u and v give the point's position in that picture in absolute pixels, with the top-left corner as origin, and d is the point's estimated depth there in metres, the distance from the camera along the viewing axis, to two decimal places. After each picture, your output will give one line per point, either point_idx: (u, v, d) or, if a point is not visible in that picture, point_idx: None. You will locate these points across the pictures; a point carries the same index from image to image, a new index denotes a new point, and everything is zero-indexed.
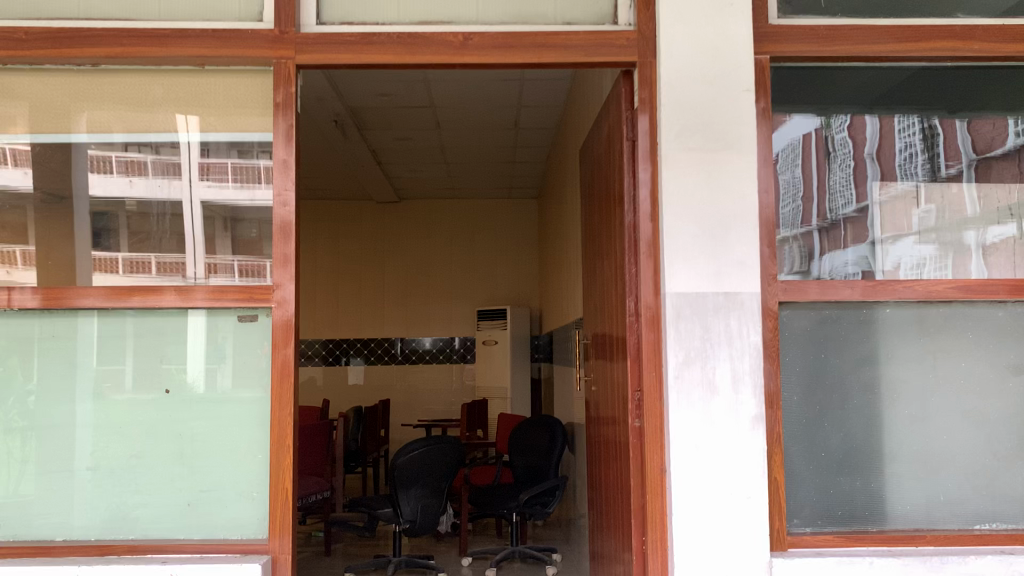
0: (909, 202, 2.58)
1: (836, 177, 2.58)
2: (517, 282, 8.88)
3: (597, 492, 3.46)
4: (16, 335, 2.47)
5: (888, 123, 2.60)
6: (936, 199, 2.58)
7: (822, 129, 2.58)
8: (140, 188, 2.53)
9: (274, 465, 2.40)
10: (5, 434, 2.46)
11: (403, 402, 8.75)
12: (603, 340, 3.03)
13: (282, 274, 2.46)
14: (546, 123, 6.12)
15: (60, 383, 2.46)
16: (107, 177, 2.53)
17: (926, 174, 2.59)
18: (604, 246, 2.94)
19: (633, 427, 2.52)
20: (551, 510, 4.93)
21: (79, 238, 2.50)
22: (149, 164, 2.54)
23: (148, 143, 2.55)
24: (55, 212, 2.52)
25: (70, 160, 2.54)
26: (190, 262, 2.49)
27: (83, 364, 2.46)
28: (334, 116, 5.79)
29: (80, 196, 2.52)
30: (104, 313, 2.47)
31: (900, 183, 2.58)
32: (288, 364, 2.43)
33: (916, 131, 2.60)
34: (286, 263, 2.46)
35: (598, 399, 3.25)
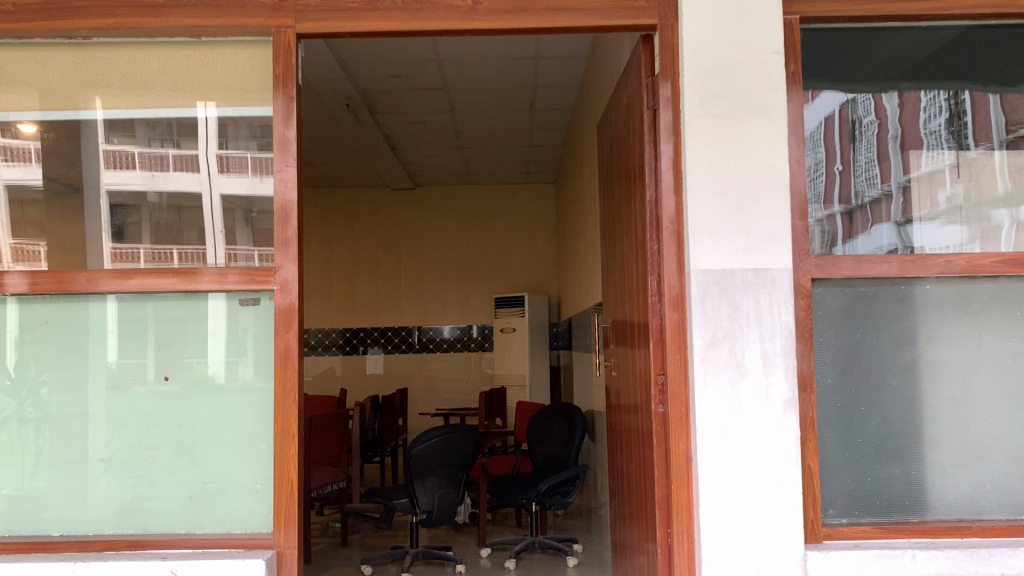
0: (934, 182, 2.41)
1: (861, 159, 2.42)
2: (535, 268, 8.74)
3: (619, 486, 3.32)
4: (26, 323, 2.37)
5: (912, 101, 2.44)
6: (964, 179, 2.42)
7: (846, 107, 2.43)
8: (163, 182, 2.42)
9: (278, 456, 2.28)
10: (16, 425, 2.35)
11: (421, 391, 8.65)
12: (624, 325, 2.88)
13: (286, 254, 2.34)
14: (563, 104, 5.96)
15: (68, 373, 2.36)
16: (129, 174, 2.42)
17: (954, 153, 2.42)
18: (623, 228, 2.81)
19: (656, 413, 2.38)
20: (571, 500, 4.81)
21: (90, 223, 2.40)
22: (170, 158, 2.43)
23: (170, 137, 2.43)
24: (65, 201, 2.42)
25: (82, 146, 2.43)
26: (211, 245, 2.38)
27: (89, 352, 2.36)
28: (346, 99, 5.67)
29: (92, 188, 2.42)
30: (122, 296, 2.37)
31: (925, 164, 2.42)
32: (292, 350, 2.31)
33: (942, 109, 2.44)
34: (289, 243, 2.34)
35: (619, 387, 3.11)
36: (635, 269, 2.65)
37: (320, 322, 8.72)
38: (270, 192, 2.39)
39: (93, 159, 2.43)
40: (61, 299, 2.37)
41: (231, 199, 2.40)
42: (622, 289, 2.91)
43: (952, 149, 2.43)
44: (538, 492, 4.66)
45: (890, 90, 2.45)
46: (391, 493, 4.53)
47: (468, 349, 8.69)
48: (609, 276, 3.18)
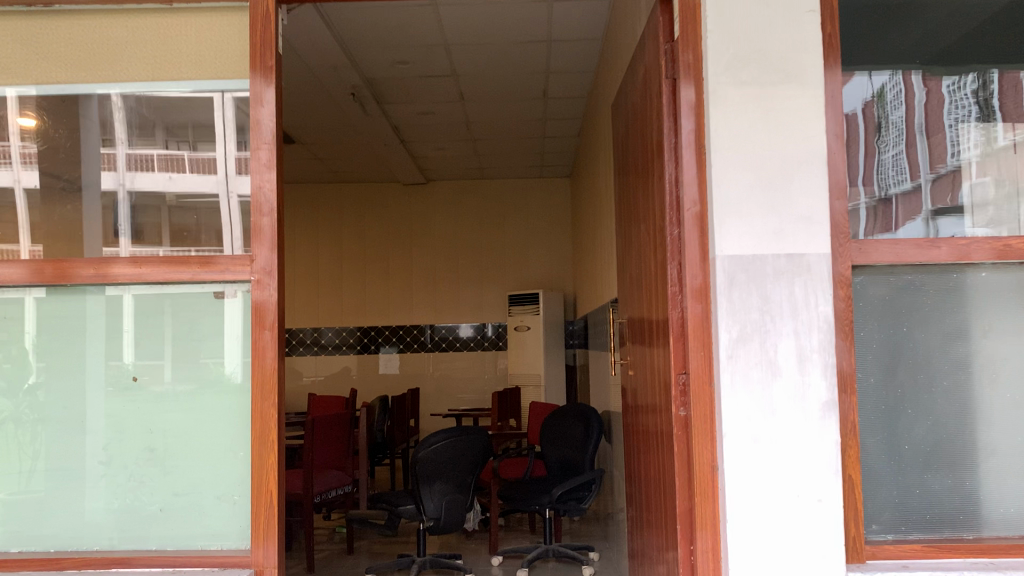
0: (958, 177, 2.13)
1: (887, 152, 2.14)
2: (550, 265, 8.51)
3: (637, 495, 3.08)
4: (22, 315, 2.17)
5: (934, 93, 2.17)
6: (990, 172, 2.13)
7: (873, 103, 2.15)
8: (181, 184, 2.19)
9: (257, 464, 2.07)
10: (15, 426, 2.14)
11: (433, 392, 8.43)
12: (642, 323, 2.65)
13: (264, 241, 2.13)
14: (577, 91, 5.72)
15: (69, 373, 2.14)
16: (148, 179, 2.20)
17: (981, 147, 2.14)
18: (640, 213, 2.56)
19: (677, 416, 2.14)
20: (586, 505, 4.57)
21: (88, 217, 2.19)
22: (186, 160, 2.20)
23: (185, 138, 2.21)
24: (63, 201, 2.20)
25: (81, 140, 2.22)
26: (227, 237, 2.15)
27: (81, 349, 2.15)
28: (351, 87, 5.45)
29: (91, 187, 2.20)
30: (140, 292, 2.15)
31: (950, 162, 2.14)
32: (270, 347, 2.09)
33: (967, 100, 2.16)
34: (267, 229, 2.13)
35: (637, 387, 2.87)
36: (652, 260, 2.41)
37: (330, 321, 8.50)
38: (246, 174, 2.17)
39: (109, 165, 2.21)
40: (51, 291, 2.16)
41: (208, 183, 2.18)
42: (639, 282, 2.66)
43: (978, 138, 2.15)
44: (552, 497, 4.40)
45: (918, 72, 2.17)
46: (397, 500, 4.30)
47: (481, 348, 8.47)
48: (626, 268, 2.93)
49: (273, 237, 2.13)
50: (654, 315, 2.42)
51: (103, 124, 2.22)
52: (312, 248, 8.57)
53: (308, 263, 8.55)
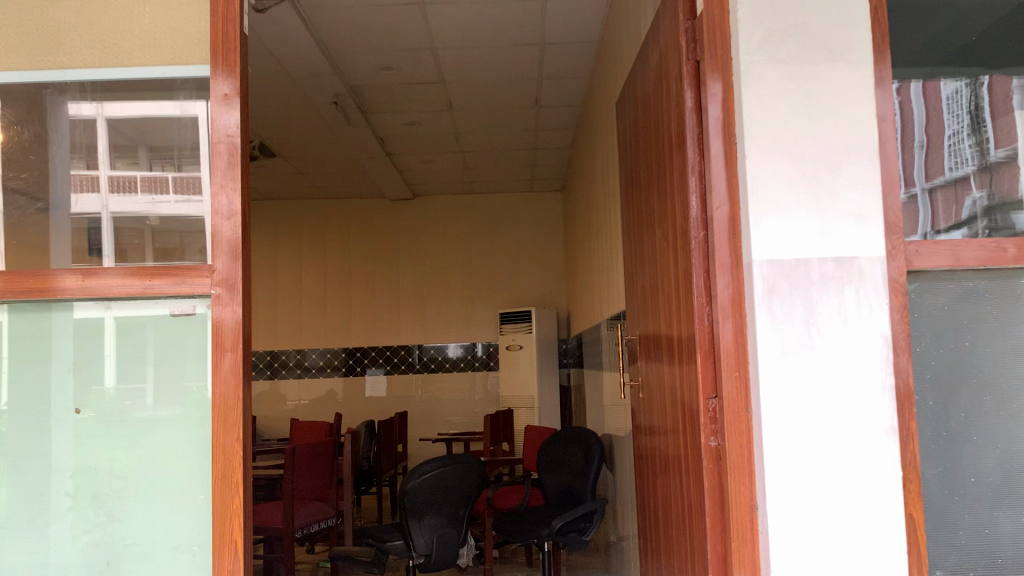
0: (955, 193, 1.79)
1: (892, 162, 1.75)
2: (542, 282, 8.24)
3: (645, 528, 2.80)
4: None
5: (932, 96, 1.81)
6: (991, 185, 1.80)
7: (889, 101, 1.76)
8: (165, 208, 1.88)
9: (218, 510, 1.76)
10: None
11: (422, 415, 8.11)
12: (655, 337, 2.38)
13: (227, 246, 1.84)
14: (571, 99, 5.49)
15: (25, 400, 1.81)
16: (132, 204, 1.89)
17: (978, 159, 1.80)
18: (654, 216, 2.28)
19: (707, 447, 1.85)
20: (588, 537, 4.25)
21: (56, 234, 1.88)
22: (170, 182, 1.88)
23: (171, 155, 1.89)
24: (27, 223, 1.89)
25: (49, 152, 1.91)
26: (200, 243, 1.86)
27: (37, 370, 1.82)
28: (334, 96, 5.19)
29: (60, 207, 1.89)
30: (121, 313, 1.85)
31: (948, 174, 1.80)
32: (234, 372, 1.81)
33: (963, 103, 1.82)
34: (227, 234, 1.85)
35: (647, 408, 2.61)
36: (670, 269, 2.12)
37: (314, 343, 8.18)
38: (203, 167, 1.88)
39: (89, 188, 1.90)
40: (12, 312, 1.84)
41: (165, 182, 1.88)
42: (651, 292, 2.39)
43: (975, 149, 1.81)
44: (550, 530, 4.07)
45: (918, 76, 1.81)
46: (385, 535, 3.98)
47: (471, 368, 8.18)
48: (634, 279, 2.66)
49: (237, 242, 1.85)
50: (673, 330, 2.13)
51: (84, 147, 1.91)
52: (294, 266, 8.26)
53: (291, 283, 8.24)
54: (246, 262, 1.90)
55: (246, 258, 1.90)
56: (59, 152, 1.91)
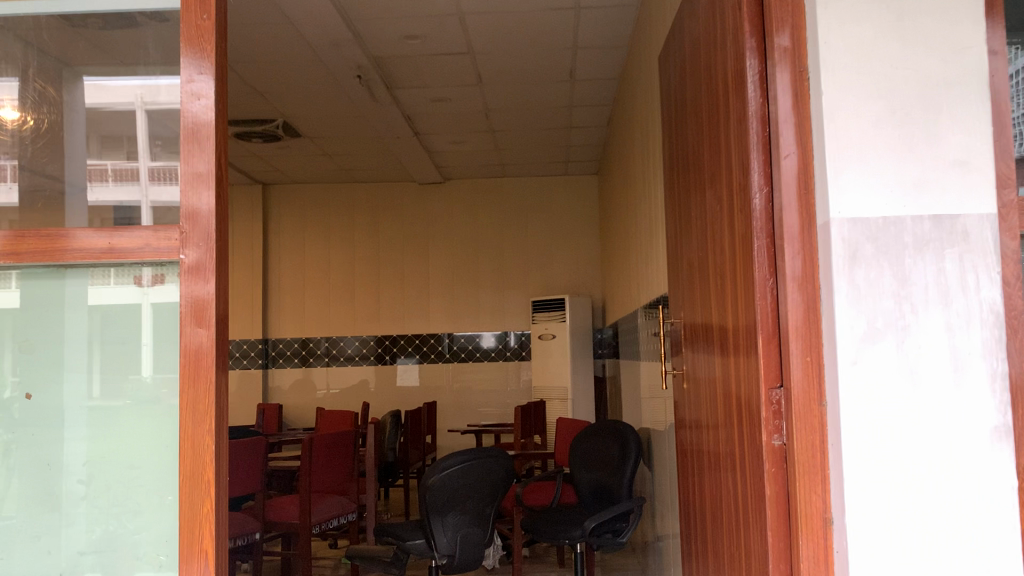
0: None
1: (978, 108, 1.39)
2: (575, 268, 7.94)
3: (685, 537, 2.49)
4: None
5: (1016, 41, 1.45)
6: None
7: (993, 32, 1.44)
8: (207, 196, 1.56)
9: (185, 513, 1.49)
10: None
11: (452, 405, 7.86)
12: (701, 321, 2.07)
13: (197, 200, 1.56)
14: (609, 72, 5.17)
15: None
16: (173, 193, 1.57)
17: None
18: (702, 178, 1.97)
19: (769, 445, 1.54)
20: (624, 539, 3.95)
21: (77, 216, 1.59)
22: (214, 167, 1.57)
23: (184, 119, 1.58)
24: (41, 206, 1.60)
25: (64, 133, 1.64)
26: (165, 196, 1.58)
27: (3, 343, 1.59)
28: (357, 68, 4.93)
29: (80, 189, 1.61)
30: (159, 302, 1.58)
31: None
32: (206, 350, 1.53)
33: None
34: (201, 187, 1.56)
35: (691, 399, 2.30)
36: (721, 237, 1.81)
37: (342, 330, 7.96)
38: (170, 109, 1.59)
39: (129, 179, 1.60)
40: (25, 279, 1.59)
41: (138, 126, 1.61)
42: (696, 268, 2.08)
43: None
44: (584, 530, 3.78)
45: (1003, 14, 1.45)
46: (406, 533, 3.71)
47: (503, 358, 7.90)
48: (677, 257, 2.35)
49: (210, 197, 1.56)
50: (724, 310, 1.82)
51: (123, 136, 1.61)
52: (322, 252, 8.04)
53: (318, 269, 8.03)
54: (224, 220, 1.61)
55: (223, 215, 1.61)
56: (100, 143, 1.62)
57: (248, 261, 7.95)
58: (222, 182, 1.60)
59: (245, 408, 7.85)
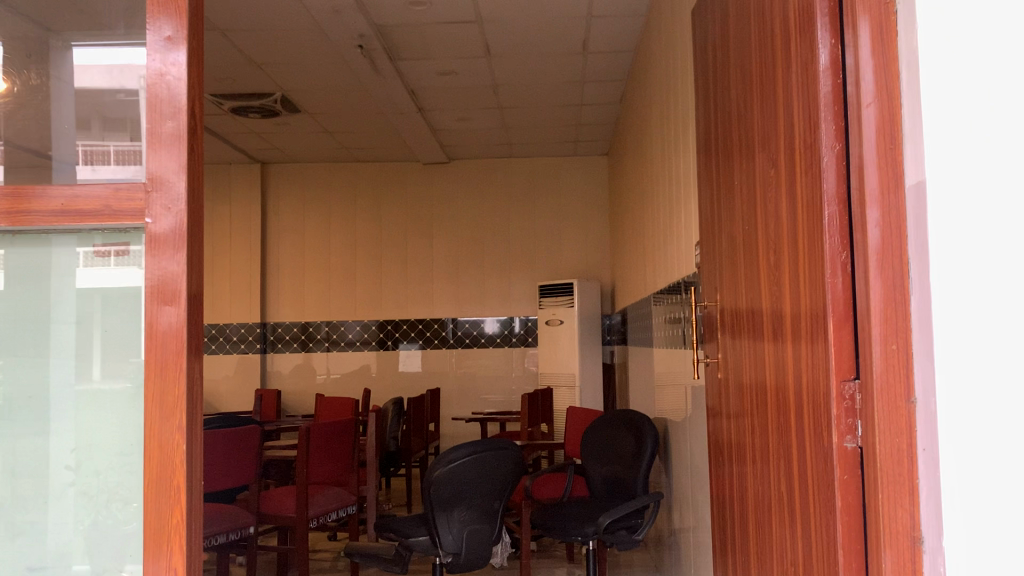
0: None
1: None
2: (584, 252, 7.70)
3: (720, 544, 2.25)
4: None
5: None
6: None
7: None
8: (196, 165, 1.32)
9: (150, 524, 1.25)
10: None
11: (456, 392, 7.64)
12: (747, 308, 1.82)
13: (164, 155, 1.32)
14: (624, 44, 4.91)
15: None
16: (156, 162, 1.32)
17: None
18: (752, 142, 1.72)
19: (842, 448, 1.30)
20: (640, 537, 3.73)
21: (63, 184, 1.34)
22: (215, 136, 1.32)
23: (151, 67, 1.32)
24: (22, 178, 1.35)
25: (52, 103, 1.38)
26: (134, 159, 1.33)
27: None
28: (358, 37, 4.66)
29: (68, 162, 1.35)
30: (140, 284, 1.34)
31: None
32: (175, 332, 1.29)
33: None
34: (169, 138, 1.32)
35: (731, 393, 2.03)
36: (776, 208, 1.56)
37: (343, 315, 7.74)
38: (134, 50, 1.35)
39: (130, 160, 1.33)
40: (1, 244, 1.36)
41: (105, 74, 1.35)
42: (741, 244, 1.83)
43: None
44: (598, 527, 3.55)
45: None
46: (409, 529, 3.50)
47: (508, 345, 7.67)
48: (716, 236, 2.10)
49: (178, 151, 1.32)
50: (778, 292, 1.57)
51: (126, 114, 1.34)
52: (322, 233, 7.80)
53: (319, 251, 7.79)
54: (198, 181, 1.37)
55: (197, 175, 1.37)
56: (100, 123, 1.35)
57: (246, 242, 7.71)
58: (195, 136, 1.36)
59: (243, 393, 7.63)
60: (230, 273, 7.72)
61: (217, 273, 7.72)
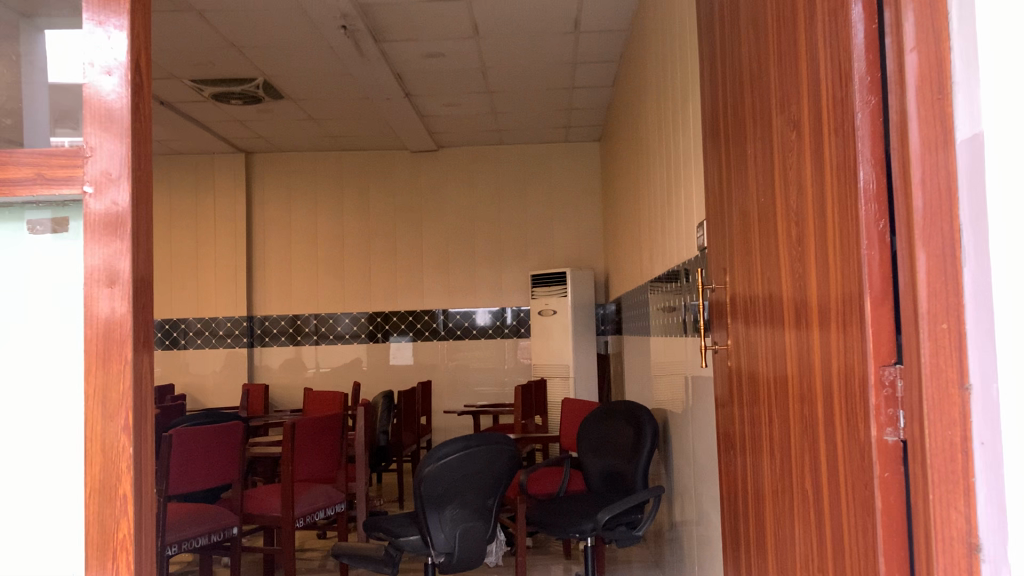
0: None
1: None
2: (577, 240, 7.55)
3: (730, 543, 2.11)
4: None
5: None
6: None
7: None
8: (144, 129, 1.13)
9: (92, 540, 1.08)
10: None
11: (448, 385, 7.49)
12: (762, 292, 1.66)
13: (105, 110, 1.12)
14: (617, 22, 4.75)
15: None
16: (105, 124, 1.12)
17: None
18: (770, 108, 1.56)
19: (884, 442, 1.14)
20: (639, 533, 3.58)
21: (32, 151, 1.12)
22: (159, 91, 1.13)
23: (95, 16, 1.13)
24: None
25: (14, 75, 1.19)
26: (87, 126, 1.12)
27: None
28: (341, 17, 4.48)
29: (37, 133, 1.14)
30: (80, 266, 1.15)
31: None
32: (117, 320, 1.11)
33: None
34: (109, 94, 1.12)
35: (744, 383, 1.87)
36: (800, 176, 1.40)
37: (332, 307, 7.57)
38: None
39: (96, 125, 1.12)
40: None
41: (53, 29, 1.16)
42: (756, 222, 1.67)
43: None
44: (596, 524, 3.39)
45: None
46: (399, 528, 3.34)
47: (501, 336, 7.52)
48: (725, 215, 1.95)
49: (119, 104, 1.12)
50: (801, 271, 1.42)
51: (83, 74, 1.13)
52: (309, 224, 7.62)
53: (306, 242, 7.61)
54: (144, 146, 1.18)
55: (144, 140, 1.18)
56: (63, 88, 1.14)
57: (231, 234, 7.53)
58: (141, 93, 1.16)
59: (230, 388, 7.46)
60: (215, 265, 7.54)
61: (202, 266, 7.55)
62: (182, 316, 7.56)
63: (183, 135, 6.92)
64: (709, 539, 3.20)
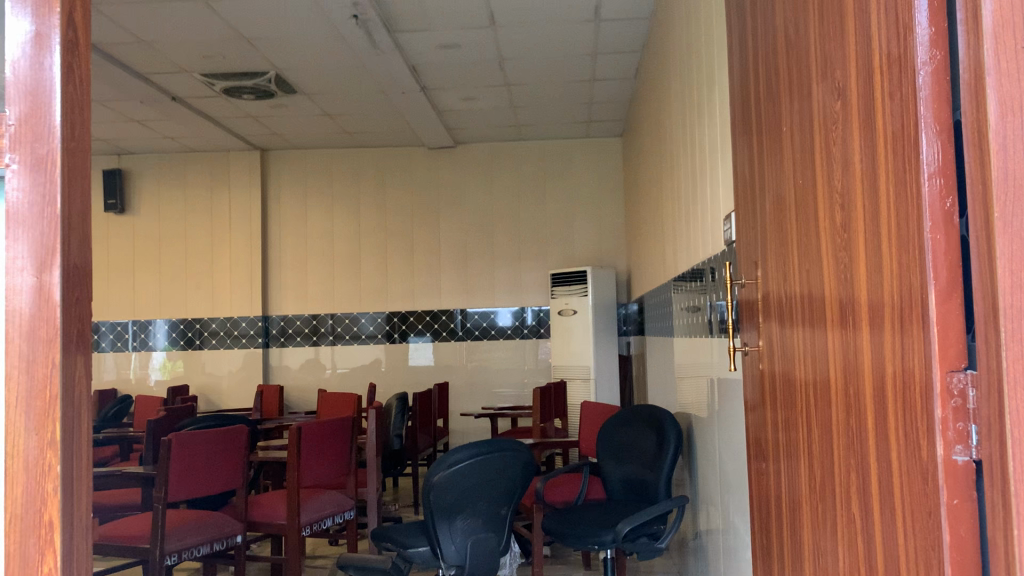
0: None
1: None
2: (598, 238, 7.35)
3: (762, 561, 1.92)
4: None
5: None
6: None
7: None
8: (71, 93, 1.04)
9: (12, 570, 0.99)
10: None
11: (466, 386, 7.33)
12: (800, 287, 1.48)
13: (31, 78, 1.04)
14: (639, 8, 4.56)
15: None
16: (35, 88, 1.04)
17: None
18: (811, 77, 1.37)
19: (953, 462, 0.95)
20: (662, 544, 3.39)
21: None
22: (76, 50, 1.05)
23: None
24: None
25: None
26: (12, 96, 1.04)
27: None
28: (352, 6, 4.33)
29: None
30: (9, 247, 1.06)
31: None
32: (41, 317, 1.02)
33: None
34: (35, 58, 1.04)
35: (777, 382, 1.68)
36: (846, 153, 1.22)
37: (348, 307, 7.43)
38: None
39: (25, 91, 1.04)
40: None
41: None
42: (793, 207, 1.49)
43: None
44: (616, 536, 3.20)
45: None
46: (408, 539, 3.18)
47: (520, 336, 7.34)
48: (758, 202, 1.76)
49: (44, 68, 1.04)
50: (848, 263, 1.23)
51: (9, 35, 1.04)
52: (325, 222, 7.49)
53: (322, 240, 7.49)
54: (82, 114, 1.09)
55: (83, 107, 1.09)
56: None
57: (246, 233, 7.42)
58: (77, 54, 1.08)
59: (246, 390, 7.35)
60: (230, 264, 7.43)
61: (217, 266, 7.45)
62: (197, 315, 7.45)
63: (197, 132, 6.81)
64: (737, 553, 2.99)
